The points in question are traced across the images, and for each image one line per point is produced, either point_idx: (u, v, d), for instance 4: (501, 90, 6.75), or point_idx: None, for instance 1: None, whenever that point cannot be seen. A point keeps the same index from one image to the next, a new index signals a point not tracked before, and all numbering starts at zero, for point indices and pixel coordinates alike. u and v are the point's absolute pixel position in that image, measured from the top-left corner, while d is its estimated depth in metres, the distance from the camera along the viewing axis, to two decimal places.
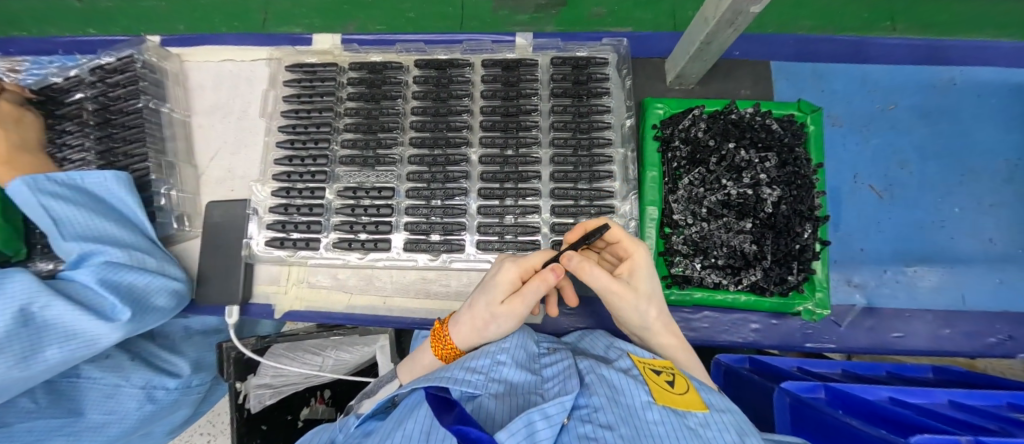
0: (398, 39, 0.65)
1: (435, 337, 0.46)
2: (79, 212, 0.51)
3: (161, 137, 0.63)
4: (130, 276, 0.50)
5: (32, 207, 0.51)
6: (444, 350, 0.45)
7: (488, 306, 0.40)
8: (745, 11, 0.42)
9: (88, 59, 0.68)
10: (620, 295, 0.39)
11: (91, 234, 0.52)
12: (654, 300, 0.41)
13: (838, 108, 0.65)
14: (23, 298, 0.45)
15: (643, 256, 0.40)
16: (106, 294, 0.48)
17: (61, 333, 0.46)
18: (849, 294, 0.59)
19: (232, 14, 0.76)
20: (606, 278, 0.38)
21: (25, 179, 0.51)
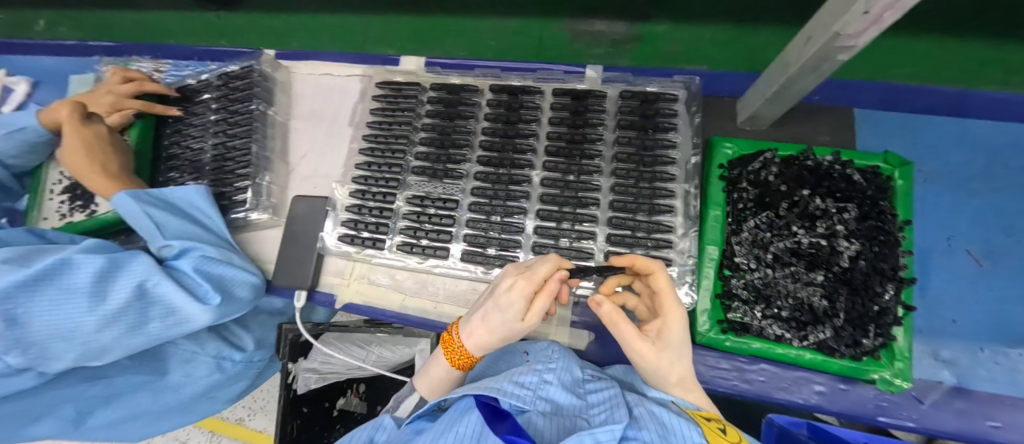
0: (477, 64, 0.70)
1: (446, 349, 0.44)
2: (175, 219, 0.60)
3: (264, 136, 0.73)
4: (220, 269, 0.58)
5: (135, 215, 0.60)
6: (458, 359, 0.43)
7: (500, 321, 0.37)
8: (832, 57, 0.42)
9: (216, 66, 0.80)
10: (645, 355, 0.37)
11: (187, 234, 0.60)
12: (680, 363, 0.39)
13: (931, 163, 0.60)
14: (143, 275, 0.52)
15: (678, 315, 0.39)
16: (202, 281, 0.55)
17: (164, 311, 0.53)
18: (935, 369, 0.52)
19: (337, 35, 0.87)
20: (633, 335, 0.37)
21: (130, 192, 0.60)
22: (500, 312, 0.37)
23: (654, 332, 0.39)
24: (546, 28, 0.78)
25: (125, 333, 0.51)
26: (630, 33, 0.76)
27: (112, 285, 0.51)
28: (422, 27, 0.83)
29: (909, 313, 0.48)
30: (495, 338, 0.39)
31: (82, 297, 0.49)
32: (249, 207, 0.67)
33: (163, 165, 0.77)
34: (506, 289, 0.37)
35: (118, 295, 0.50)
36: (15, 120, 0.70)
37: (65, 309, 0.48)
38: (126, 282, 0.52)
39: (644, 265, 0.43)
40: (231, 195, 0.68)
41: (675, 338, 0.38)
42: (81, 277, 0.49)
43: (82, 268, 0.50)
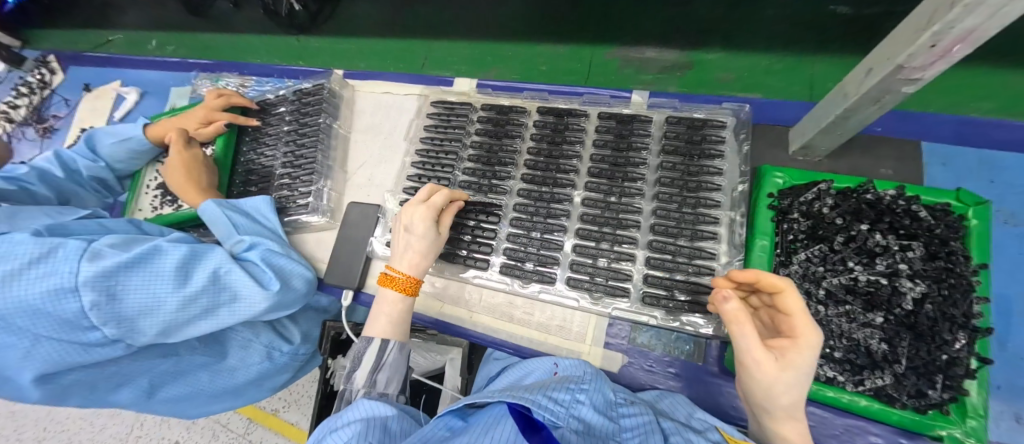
0: (526, 87, 0.74)
1: (392, 285, 0.51)
2: (248, 222, 0.68)
3: (328, 147, 0.80)
4: (283, 261, 0.63)
5: (215, 217, 0.68)
6: (406, 285, 0.52)
7: (421, 235, 0.52)
8: (895, 90, 0.41)
9: (292, 83, 0.90)
10: (764, 368, 0.32)
11: (256, 233, 0.67)
12: (795, 389, 0.32)
13: (1011, 204, 0.55)
14: (218, 263, 0.58)
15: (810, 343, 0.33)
16: (267, 271, 0.60)
17: (233, 295, 0.58)
18: (1016, 434, 0.47)
19: (399, 57, 0.95)
20: (756, 342, 0.32)
21: (214, 201, 0.68)
22: (420, 229, 0.52)
23: (778, 347, 0.33)
24: (596, 53, 0.82)
25: (200, 312, 0.56)
26: (680, 59, 0.78)
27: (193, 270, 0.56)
28: (478, 52, 0.89)
29: (983, 365, 0.44)
30: (421, 247, 0.52)
31: (167, 279, 0.54)
32: (311, 210, 0.74)
33: (240, 169, 0.86)
34: (416, 212, 0.53)
35: (198, 278, 0.56)
36: (128, 127, 0.82)
37: (151, 289, 0.53)
38: (205, 268, 0.57)
39: (770, 283, 0.37)
40: (296, 198, 0.76)
41: (804, 363, 0.32)
42: (167, 262, 0.55)
43: (170, 254, 0.56)
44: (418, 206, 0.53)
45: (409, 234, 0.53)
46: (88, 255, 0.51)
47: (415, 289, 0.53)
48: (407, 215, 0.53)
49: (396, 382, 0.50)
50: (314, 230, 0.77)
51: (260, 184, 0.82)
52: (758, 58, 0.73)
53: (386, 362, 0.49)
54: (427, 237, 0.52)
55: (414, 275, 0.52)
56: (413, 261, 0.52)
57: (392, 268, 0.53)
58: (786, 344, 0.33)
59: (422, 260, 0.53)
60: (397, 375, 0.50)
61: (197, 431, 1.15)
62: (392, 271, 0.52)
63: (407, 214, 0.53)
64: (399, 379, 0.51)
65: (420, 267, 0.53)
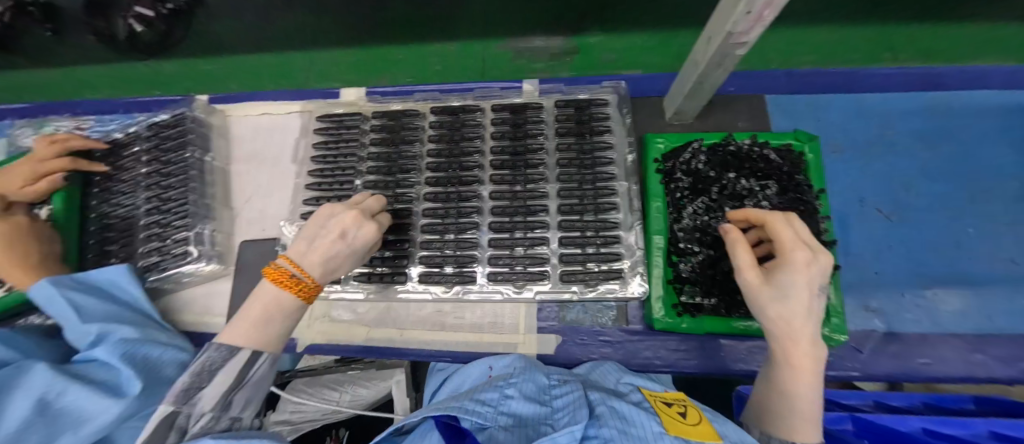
0: (416, 89, 0.71)
1: (295, 290, 0.34)
2: (100, 302, 0.55)
3: (203, 183, 0.70)
4: (147, 348, 0.47)
5: (51, 302, 0.53)
6: (307, 294, 0.36)
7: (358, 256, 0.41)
8: (731, 54, 0.48)
9: (145, 116, 0.78)
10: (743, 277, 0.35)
11: (109, 317, 0.53)
12: (798, 309, 0.31)
13: (836, 135, 0.67)
14: (42, 385, 0.36)
15: (798, 257, 0.32)
16: (122, 367, 0.42)
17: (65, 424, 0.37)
18: (868, 320, 0.58)
19: (279, 73, 0.86)
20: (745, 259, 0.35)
21: (51, 279, 0.54)
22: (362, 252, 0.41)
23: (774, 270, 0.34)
24: (488, 47, 0.82)
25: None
26: (566, 45, 0.80)
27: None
28: (366, 58, 0.84)
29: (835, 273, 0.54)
30: (344, 266, 0.41)
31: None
32: (193, 258, 0.65)
33: (95, 226, 0.72)
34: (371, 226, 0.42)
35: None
36: None
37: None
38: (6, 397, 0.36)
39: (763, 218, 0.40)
40: (170, 248, 0.66)
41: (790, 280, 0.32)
42: None
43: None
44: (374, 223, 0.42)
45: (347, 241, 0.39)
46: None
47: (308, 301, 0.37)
48: (364, 229, 0.40)
49: (256, 403, 0.36)
50: (203, 281, 0.67)
51: (123, 240, 0.69)
52: (633, 37, 0.78)
53: (252, 379, 0.34)
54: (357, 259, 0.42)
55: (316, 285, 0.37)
56: (331, 268, 0.38)
57: (299, 268, 0.36)
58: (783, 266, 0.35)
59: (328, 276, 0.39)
60: (259, 395, 0.36)
61: None
62: (302, 270, 0.35)
63: (363, 227, 0.40)
64: (260, 395, 0.36)
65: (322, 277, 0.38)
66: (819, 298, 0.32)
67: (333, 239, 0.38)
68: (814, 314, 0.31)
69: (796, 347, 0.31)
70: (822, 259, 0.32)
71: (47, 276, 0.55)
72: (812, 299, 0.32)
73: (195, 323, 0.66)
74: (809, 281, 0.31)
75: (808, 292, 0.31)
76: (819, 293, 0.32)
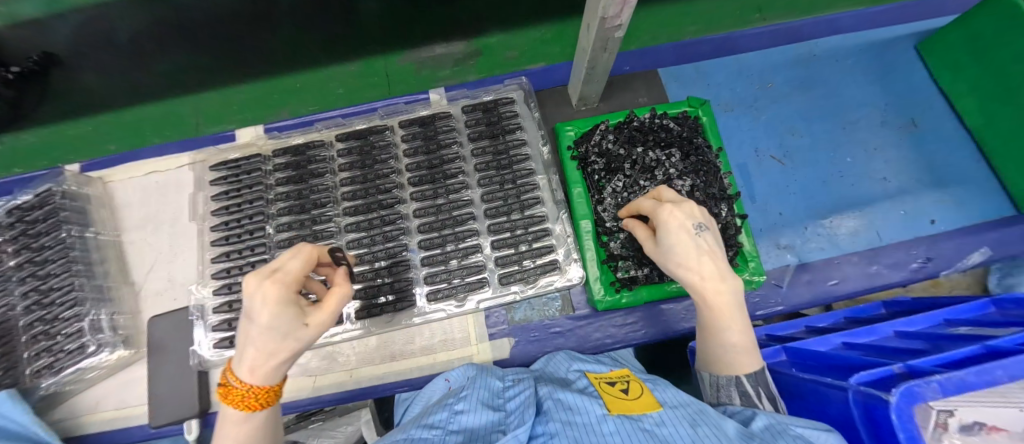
0: (317, 118, 0.68)
1: (228, 398, 0.30)
2: None
3: (89, 263, 0.62)
4: None
5: None
6: (246, 401, 0.30)
7: (276, 334, 0.29)
8: (611, 38, 0.50)
9: (3, 200, 0.67)
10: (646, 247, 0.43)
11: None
12: (681, 256, 0.37)
13: (726, 96, 0.73)
14: None
15: (666, 211, 0.39)
16: None
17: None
18: (782, 256, 0.64)
19: (162, 125, 0.77)
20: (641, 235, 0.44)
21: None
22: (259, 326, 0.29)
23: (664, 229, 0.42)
24: (390, 62, 0.79)
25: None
26: (468, 48, 0.80)
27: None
28: (262, 92, 0.78)
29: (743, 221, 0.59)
30: (276, 353, 0.29)
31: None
32: (92, 350, 0.57)
33: None
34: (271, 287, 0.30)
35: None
36: None
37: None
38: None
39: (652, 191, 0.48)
40: (62, 345, 0.58)
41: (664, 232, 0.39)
42: None
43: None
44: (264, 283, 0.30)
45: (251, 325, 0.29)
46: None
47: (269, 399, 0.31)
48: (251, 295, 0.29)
49: None
50: (113, 371, 0.60)
51: None
52: (532, 31, 0.79)
53: None
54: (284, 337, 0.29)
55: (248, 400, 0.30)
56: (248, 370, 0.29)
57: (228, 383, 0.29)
58: None
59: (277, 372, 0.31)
60: None
61: None
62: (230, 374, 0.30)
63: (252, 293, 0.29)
64: None
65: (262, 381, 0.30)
66: (702, 237, 0.37)
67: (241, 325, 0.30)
68: (702, 253, 0.36)
69: (703, 287, 0.36)
70: (685, 205, 0.39)
71: None
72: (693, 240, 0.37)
73: (118, 417, 0.59)
74: (682, 226, 0.38)
75: (686, 235, 0.37)
76: (701, 232, 0.38)
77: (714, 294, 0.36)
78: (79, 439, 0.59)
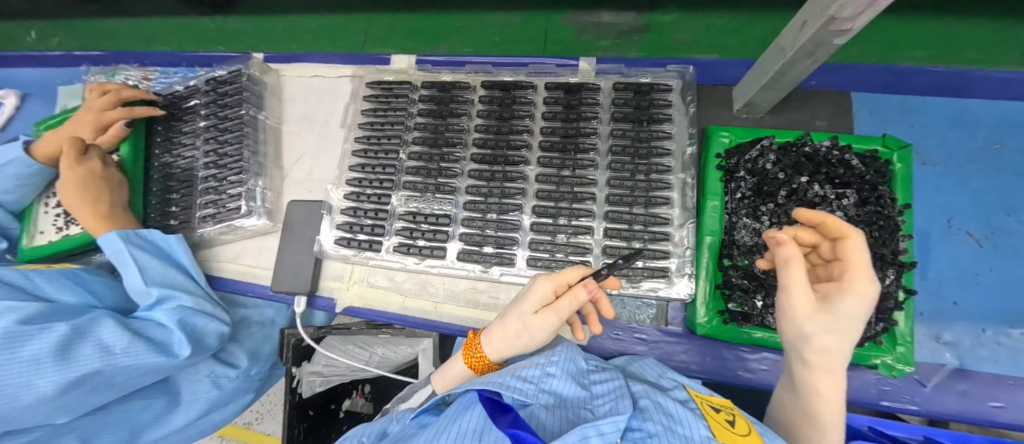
0: (468, 60, 0.69)
1: (467, 346, 0.47)
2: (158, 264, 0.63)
3: (256, 141, 0.72)
4: (198, 320, 0.61)
5: (120, 255, 0.62)
6: (474, 358, 0.46)
7: (522, 315, 0.42)
8: (828, 43, 0.40)
9: (205, 71, 0.80)
10: (796, 303, 0.32)
11: (166, 280, 0.63)
12: (835, 342, 0.32)
13: (930, 145, 0.60)
14: (113, 342, 0.54)
15: (866, 292, 0.31)
16: (175, 335, 0.58)
17: (126, 369, 0.55)
18: (936, 352, 0.53)
19: (336, 36, 0.86)
20: (802, 284, 0.32)
21: (119, 233, 0.61)
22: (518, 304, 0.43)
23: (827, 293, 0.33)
24: (551, 20, 0.77)
25: (78, 397, 0.53)
26: (636, 22, 0.74)
27: (75, 349, 0.51)
28: (424, 25, 0.82)
29: (909, 297, 0.49)
30: (517, 332, 0.43)
31: (39, 365, 0.49)
32: (245, 213, 0.67)
33: (157, 174, 0.76)
34: (539, 285, 0.42)
35: (82, 357, 0.51)
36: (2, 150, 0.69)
37: (17, 380, 0.48)
38: (92, 345, 0.53)
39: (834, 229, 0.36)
40: (225, 202, 0.69)
41: (848, 309, 0.31)
42: (39, 345, 0.49)
43: (42, 335, 0.50)
44: (540, 278, 0.43)
45: (514, 301, 0.44)
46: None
47: (480, 367, 0.47)
48: (530, 283, 0.44)
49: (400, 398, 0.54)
50: (255, 235, 0.71)
51: (182, 190, 0.74)
52: (712, 18, 0.71)
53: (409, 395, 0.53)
54: (525, 321, 0.42)
55: (487, 358, 0.46)
56: (493, 328, 0.45)
57: (485, 333, 0.47)
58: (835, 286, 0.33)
59: (517, 350, 0.44)
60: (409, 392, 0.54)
61: None
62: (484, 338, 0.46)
63: (531, 283, 0.44)
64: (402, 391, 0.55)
65: (500, 349, 0.44)
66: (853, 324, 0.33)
67: (512, 304, 0.45)
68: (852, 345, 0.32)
69: (828, 374, 0.33)
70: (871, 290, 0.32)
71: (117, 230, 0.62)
72: (857, 330, 0.32)
73: (249, 273, 0.71)
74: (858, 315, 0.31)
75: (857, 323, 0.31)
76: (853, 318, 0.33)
77: (829, 387, 0.33)
78: (217, 279, 0.72)
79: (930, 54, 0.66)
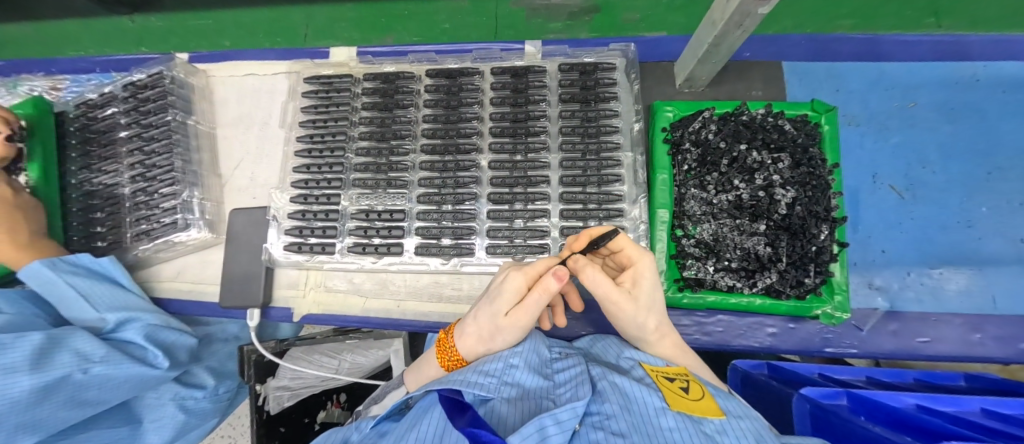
0: (410, 50, 0.67)
1: (440, 349, 0.46)
2: (104, 288, 0.60)
3: (188, 147, 0.67)
4: (170, 335, 0.61)
5: (54, 285, 0.58)
6: (450, 361, 0.45)
7: (496, 317, 0.40)
8: (753, 13, 0.41)
9: (121, 76, 0.73)
10: (620, 305, 0.37)
11: (117, 304, 0.60)
12: (654, 312, 0.39)
13: (854, 107, 0.64)
14: (90, 352, 0.54)
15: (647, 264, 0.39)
16: (151, 348, 0.58)
17: (101, 379, 0.55)
18: (870, 297, 0.57)
19: (273, 31, 0.81)
20: (608, 285, 0.36)
21: (44, 262, 0.57)
22: (491, 306, 0.40)
23: (629, 282, 0.38)
24: (501, 4, 0.76)
25: (49, 414, 0.51)
26: (585, 3, 0.74)
27: (52, 358, 0.51)
28: (368, 14, 0.78)
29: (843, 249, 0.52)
30: (490, 332, 0.42)
31: (13, 372, 0.48)
32: (182, 226, 0.62)
33: (77, 194, 0.70)
34: (513, 283, 0.40)
35: (59, 363, 0.51)
36: None
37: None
38: (68, 353, 0.53)
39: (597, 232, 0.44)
40: (159, 217, 0.63)
41: (647, 287, 0.38)
42: (14, 354, 0.49)
43: (17, 344, 0.50)
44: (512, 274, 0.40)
45: (483, 302, 0.42)
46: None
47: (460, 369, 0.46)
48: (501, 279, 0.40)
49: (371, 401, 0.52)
50: (198, 249, 0.66)
51: (107, 208, 0.67)
52: None
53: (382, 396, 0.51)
54: (497, 323, 0.41)
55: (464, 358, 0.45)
56: (465, 331, 0.44)
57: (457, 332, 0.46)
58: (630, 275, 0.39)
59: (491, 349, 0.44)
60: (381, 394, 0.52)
61: None
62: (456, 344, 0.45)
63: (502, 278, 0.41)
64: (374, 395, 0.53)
65: (477, 349, 0.44)
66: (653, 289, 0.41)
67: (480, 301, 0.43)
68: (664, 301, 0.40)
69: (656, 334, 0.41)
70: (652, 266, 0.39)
71: (42, 259, 0.58)
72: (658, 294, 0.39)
73: (194, 291, 0.66)
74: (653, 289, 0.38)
75: (656, 296, 0.39)
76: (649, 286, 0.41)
77: (672, 345, 0.42)
78: (160, 301, 0.67)
79: (856, 22, 0.70)
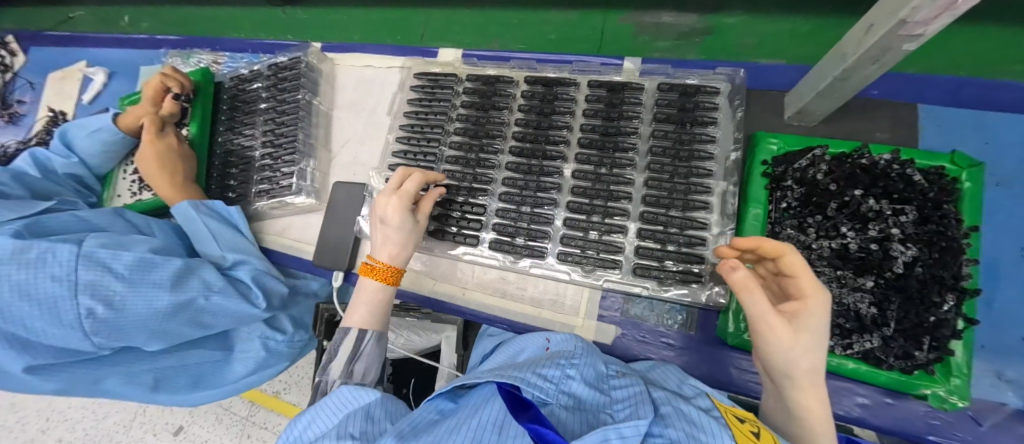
0: (513, 56, 0.71)
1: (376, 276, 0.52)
2: (225, 230, 0.71)
3: (309, 123, 0.77)
4: (269, 281, 0.70)
5: (191, 222, 0.70)
6: (390, 274, 0.52)
7: (402, 224, 0.52)
8: (895, 49, 0.37)
9: (267, 57, 0.86)
10: (778, 333, 0.32)
11: (232, 245, 0.70)
12: (817, 358, 0.33)
13: (1006, 166, 0.55)
14: (211, 283, 0.64)
15: (821, 301, 0.33)
16: (254, 289, 0.67)
17: (215, 308, 0.65)
18: (998, 390, 0.49)
19: (395, 28, 0.90)
20: (767, 307, 0.33)
21: (191, 202, 0.70)
22: (398, 219, 0.52)
23: (791, 313, 0.34)
24: (609, 18, 0.77)
25: (177, 327, 0.63)
26: (695, 24, 0.73)
27: (186, 281, 0.63)
28: (479, 20, 0.85)
29: (969, 325, 0.44)
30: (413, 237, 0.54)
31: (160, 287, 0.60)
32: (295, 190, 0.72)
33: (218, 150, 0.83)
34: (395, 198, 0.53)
35: (190, 287, 0.62)
36: (94, 119, 0.78)
37: (142, 298, 0.60)
38: (197, 280, 0.64)
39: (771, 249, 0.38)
40: (279, 179, 0.74)
41: (815, 324, 0.33)
42: (163, 273, 0.61)
43: (165, 265, 0.62)
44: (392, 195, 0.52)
45: (390, 224, 0.52)
46: (86, 260, 0.58)
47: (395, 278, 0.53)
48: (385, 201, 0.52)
49: (374, 369, 0.51)
50: (302, 211, 0.76)
51: (240, 166, 0.79)
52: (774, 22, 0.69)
53: (364, 352, 0.50)
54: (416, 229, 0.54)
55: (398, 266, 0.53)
56: (393, 251, 0.52)
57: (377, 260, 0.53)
58: (797, 305, 0.34)
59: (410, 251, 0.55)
60: (375, 363, 0.51)
61: (198, 416, 1.09)
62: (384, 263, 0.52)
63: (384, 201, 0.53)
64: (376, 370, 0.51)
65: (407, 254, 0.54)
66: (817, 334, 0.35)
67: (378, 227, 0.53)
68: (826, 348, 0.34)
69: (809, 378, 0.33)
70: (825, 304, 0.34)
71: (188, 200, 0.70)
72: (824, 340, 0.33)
73: (293, 247, 0.76)
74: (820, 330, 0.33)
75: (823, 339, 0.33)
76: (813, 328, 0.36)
77: (816, 396, 0.34)
78: (266, 250, 0.77)
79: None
